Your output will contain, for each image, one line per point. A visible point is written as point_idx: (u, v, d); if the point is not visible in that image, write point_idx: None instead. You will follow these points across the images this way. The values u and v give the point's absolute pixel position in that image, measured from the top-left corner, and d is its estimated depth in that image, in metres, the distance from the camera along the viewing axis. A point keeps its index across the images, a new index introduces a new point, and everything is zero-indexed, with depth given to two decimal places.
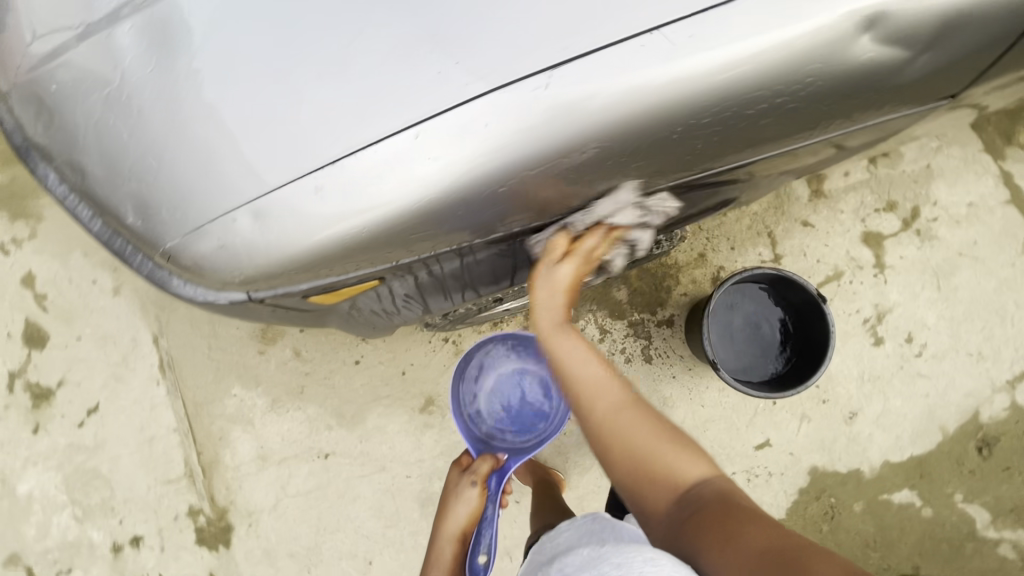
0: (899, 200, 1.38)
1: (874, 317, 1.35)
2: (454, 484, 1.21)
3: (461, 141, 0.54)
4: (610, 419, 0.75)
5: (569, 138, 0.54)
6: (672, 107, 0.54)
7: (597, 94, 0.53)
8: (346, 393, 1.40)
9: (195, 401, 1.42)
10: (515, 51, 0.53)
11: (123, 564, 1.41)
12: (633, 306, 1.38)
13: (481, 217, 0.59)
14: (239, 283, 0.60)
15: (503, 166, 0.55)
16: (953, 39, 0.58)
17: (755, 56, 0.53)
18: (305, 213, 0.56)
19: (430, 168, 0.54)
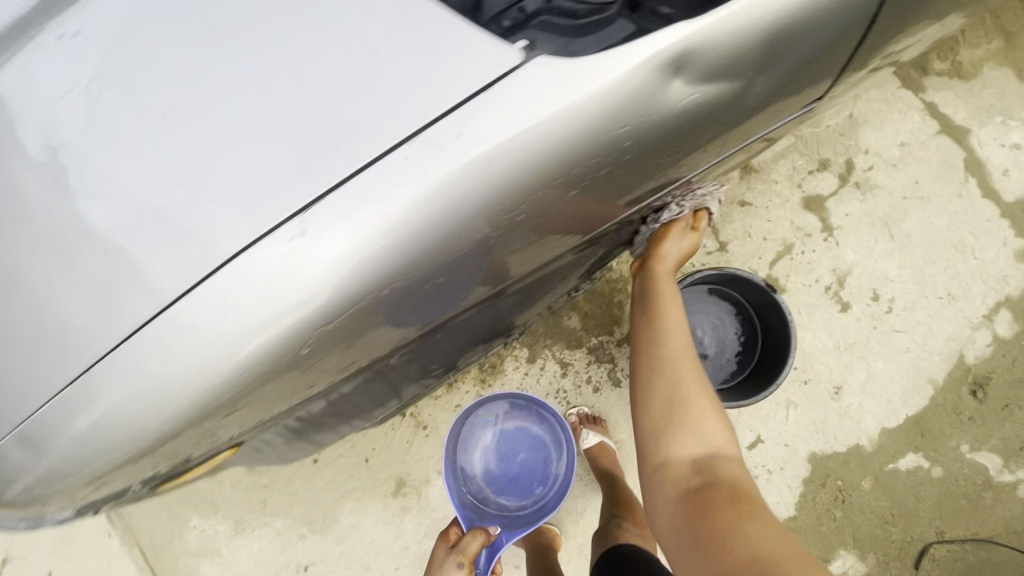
0: (831, 158, 1.32)
1: (835, 283, 1.29)
2: (436, 562, 1.05)
3: (244, 304, 0.47)
4: (669, 356, 0.86)
5: (359, 275, 0.48)
6: (477, 207, 0.49)
7: (370, 223, 0.46)
8: (312, 495, 1.30)
9: (153, 545, 1.31)
10: (250, 204, 0.47)
11: None
12: (590, 331, 1.30)
13: (292, 374, 0.52)
14: (61, 502, 0.55)
15: (303, 320, 0.48)
16: (764, 54, 0.54)
17: (550, 132, 0.48)
18: (93, 423, 0.49)
19: (215, 341, 0.47)
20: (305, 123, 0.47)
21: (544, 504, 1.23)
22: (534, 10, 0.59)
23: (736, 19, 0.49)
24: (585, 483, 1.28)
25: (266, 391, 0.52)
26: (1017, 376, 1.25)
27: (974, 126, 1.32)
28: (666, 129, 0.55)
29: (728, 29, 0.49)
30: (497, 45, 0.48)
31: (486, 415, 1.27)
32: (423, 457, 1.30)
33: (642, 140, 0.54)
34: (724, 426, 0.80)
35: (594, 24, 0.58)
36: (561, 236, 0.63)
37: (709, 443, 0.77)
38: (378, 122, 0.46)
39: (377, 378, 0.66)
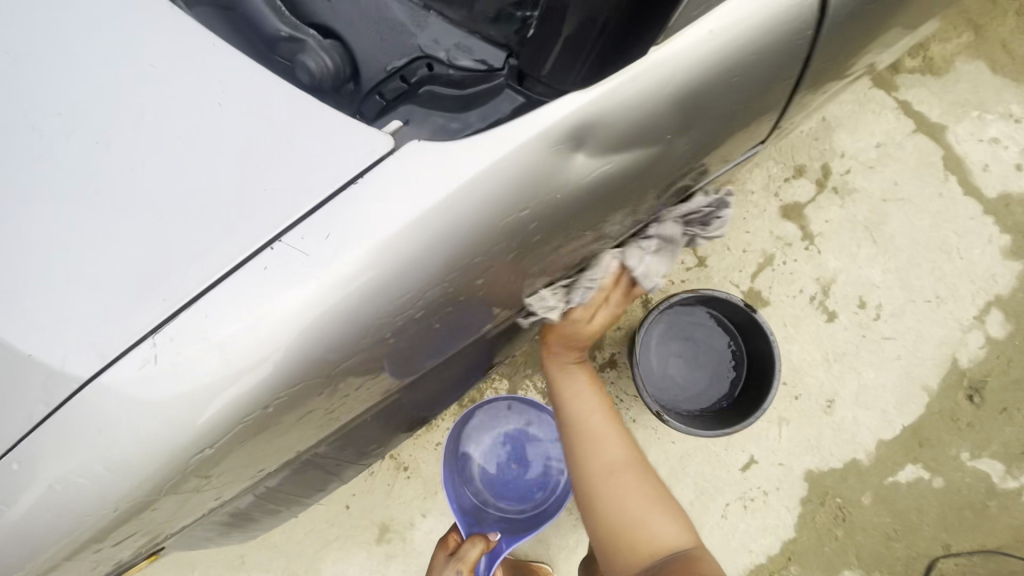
0: (806, 164, 1.29)
1: (820, 292, 1.25)
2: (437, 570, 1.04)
3: (116, 427, 0.43)
4: (594, 455, 0.81)
5: (246, 384, 0.45)
6: (374, 303, 0.47)
7: (237, 338, 0.44)
8: (292, 547, 1.25)
9: None
10: (113, 315, 0.44)
11: None
12: None
13: (181, 494, 0.49)
14: None
15: (186, 440, 0.45)
16: (667, 121, 0.54)
17: (444, 220, 0.47)
18: None
19: (85, 468, 0.43)
20: (157, 239, 0.45)
21: (543, 510, 1.21)
22: (416, 78, 0.60)
23: (630, 94, 0.50)
24: (575, 516, 1.23)
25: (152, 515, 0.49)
26: (1014, 377, 1.21)
27: (950, 123, 1.29)
28: (572, 204, 0.54)
29: (622, 103, 0.50)
30: (377, 137, 0.48)
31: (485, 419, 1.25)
32: (405, 500, 1.24)
33: (545, 218, 0.53)
34: (665, 500, 0.79)
35: (479, 90, 0.58)
36: (477, 317, 0.61)
37: (652, 532, 0.75)
38: (232, 231, 0.45)
39: (310, 468, 0.64)
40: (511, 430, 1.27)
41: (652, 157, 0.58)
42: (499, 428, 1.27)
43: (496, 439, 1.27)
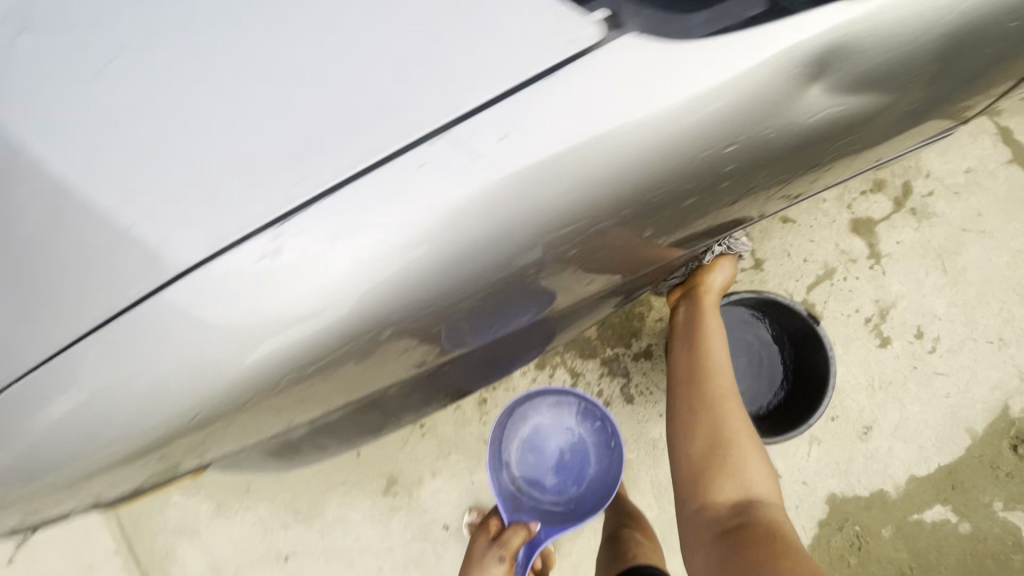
0: (886, 179, 1.22)
1: (877, 315, 1.19)
2: (477, 560, 0.97)
3: (257, 307, 0.41)
4: (714, 387, 0.91)
5: (396, 286, 0.42)
6: (549, 222, 0.44)
7: (400, 229, 0.41)
8: (299, 484, 1.24)
9: (131, 518, 1.26)
10: (269, 178, 0.41)
11: None
12: (605, 341, 1.22)
13: (260, 409, 0.48)
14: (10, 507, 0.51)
15: (318, 337, 0.43)
16: (921, 58, 0.48)
17: (648, 141, 0.43)
18: (52, 425, 0.44)
19: (212, 346, 0.41)
20: (320, 103, 0.41)
21: (582, 503, 1.15)
22: None
23: (898, 21, 0.44)
24: None
25: (237, 418, 0.48)
26: None
27: None
28: (780, 145, 0.50)
29: (882, 32, 0.44)
30: (581, 26, 0.41)
31: (526, 407, 1.17)
32: (417, 456, 1.23)
33: (745, 156, 0.50)
34: (760, 455, 0.88)
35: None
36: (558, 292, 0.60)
37: (739, 472, 0.85)
38: (393, 113, 0.41)
39: (374, 404, 0.64)
40: (547, 419, 1.21)
41: (874, 106, 0.52)
42: (537, 417, 1.20)
43: (532, 429, 1.20)
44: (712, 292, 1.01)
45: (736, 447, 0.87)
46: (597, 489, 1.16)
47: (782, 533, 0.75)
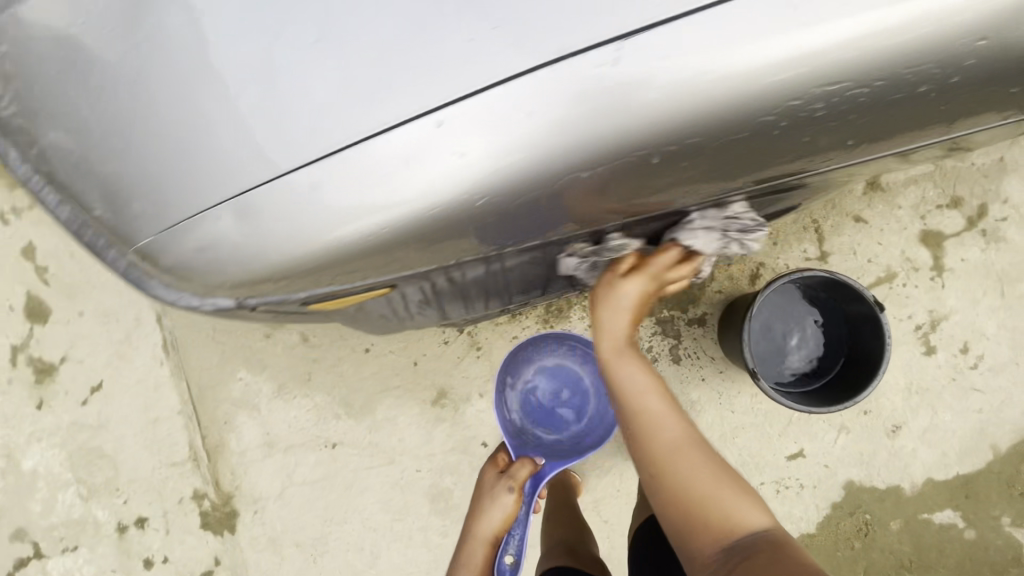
0: (964, 197, 1.25)
1: (928, 324, 1.24)
2: (488, 488, 1.10)
3: (507, 136, 0.50)
4: (670, 453, 0.75)
5: (623, 137, 0.51)
6: (776, 98, 0.51)
7: (647, 85, 0.49)
8: (355, 381, 1.34)
9: (198, 384, 1.37)
10: (532, 30, 0.48)
11: (129, 544, 1.38)
12: (664, 303, 1.29)
13: (464, 237, 0.57)
14: (223, 294, 0.57)
15: (548, 170, 0.51)
16: None
17: (891, 29, 0.50)
18: (302, 213, 0.52)
19: (462, 161, 0.50)
20: None
21: (581, 440, 1.22)
22: None
23: None
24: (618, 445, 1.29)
25: (495, 222, 0.55)
26: None
27: None
28: (1009, 65, 0.54)
29: None
30: None
31: (534, 350, 1.23)
32: (468, 376, 1.32)
33: (979, 68, 0.54)
34: (729, 476, 0.76)
35: None
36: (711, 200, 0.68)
37: (721, 518, 0.72)
38: None
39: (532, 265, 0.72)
40: (554, 363, 1.26)
41: None
42: (544, 360, 1.25)
43: (539, 370, 1.26)
44: (617, 329, 0.78)
45: (701, 493, 0.73)
46: (597, 428, 1.22)
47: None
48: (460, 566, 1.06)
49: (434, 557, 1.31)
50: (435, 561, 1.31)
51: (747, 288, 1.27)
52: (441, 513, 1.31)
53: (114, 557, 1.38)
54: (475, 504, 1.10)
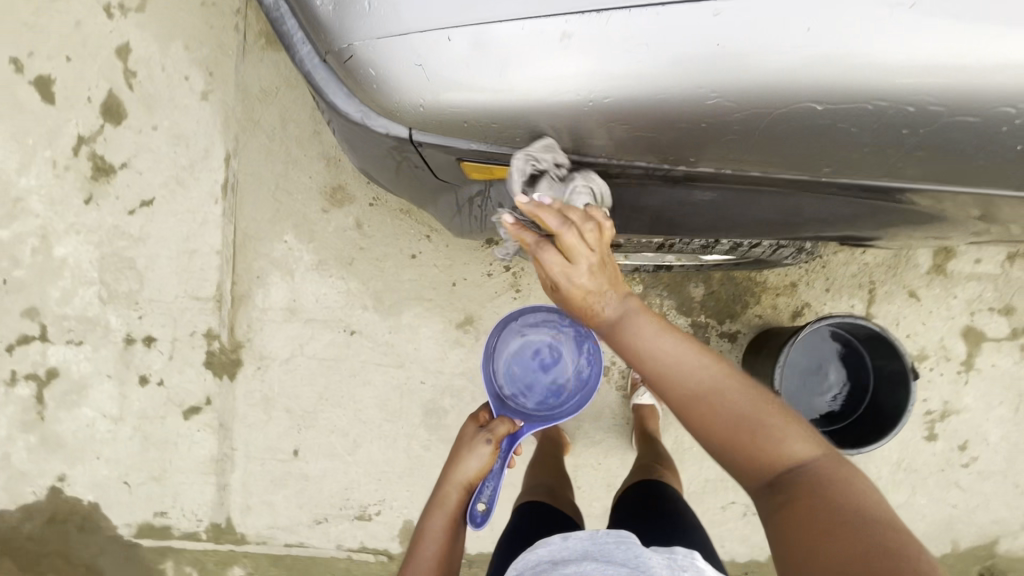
0: (1018, 308, 1.28)
1: (938, 412, 1.28)
2: (466, 438, 0.93)
3: (759, 47, 0.50)
4: (699, 398, 0.57)
5: (867, 81, 0.51)
6: (1013, 98, 0.52)
7: (905, 44, 0.50)
8: (392, 281, 1.37)
9: (244, 233, 1.39)
10: None
11: (131, 357, 1.41)
12: (703, 308, 1.32)
13: (666, 137, 0.56)
14: (409, 119, 0.57)
15: (782, 93, 0.51)
16: None
17: None
18: (535, 56, 0.52)
19: (708, 54, 0.51)
20: None
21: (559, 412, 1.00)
22: None
23: None
24: (615, 423, 1.33)
25: (700, 135, 0.56)
26: None
27: None
28: None
29: None
30: None
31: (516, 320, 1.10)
32: (499, 312, 1.35)
33: None
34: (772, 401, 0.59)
35: None
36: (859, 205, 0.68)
37: (760, 454, 0.57)
38: None
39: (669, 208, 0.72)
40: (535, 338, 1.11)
41: None
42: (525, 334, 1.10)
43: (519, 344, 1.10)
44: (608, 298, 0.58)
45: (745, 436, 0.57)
46: (579, 397, 1.03)
47: (859, 533, 0.50)
48: (426, 514, 0.87)
49: (412, 464, 1.36)
50: (411, 469, 1.36)
51: (786, 322, 1.31)
52: (431, 429, 1.35)
53: (113, 363, 1.41)
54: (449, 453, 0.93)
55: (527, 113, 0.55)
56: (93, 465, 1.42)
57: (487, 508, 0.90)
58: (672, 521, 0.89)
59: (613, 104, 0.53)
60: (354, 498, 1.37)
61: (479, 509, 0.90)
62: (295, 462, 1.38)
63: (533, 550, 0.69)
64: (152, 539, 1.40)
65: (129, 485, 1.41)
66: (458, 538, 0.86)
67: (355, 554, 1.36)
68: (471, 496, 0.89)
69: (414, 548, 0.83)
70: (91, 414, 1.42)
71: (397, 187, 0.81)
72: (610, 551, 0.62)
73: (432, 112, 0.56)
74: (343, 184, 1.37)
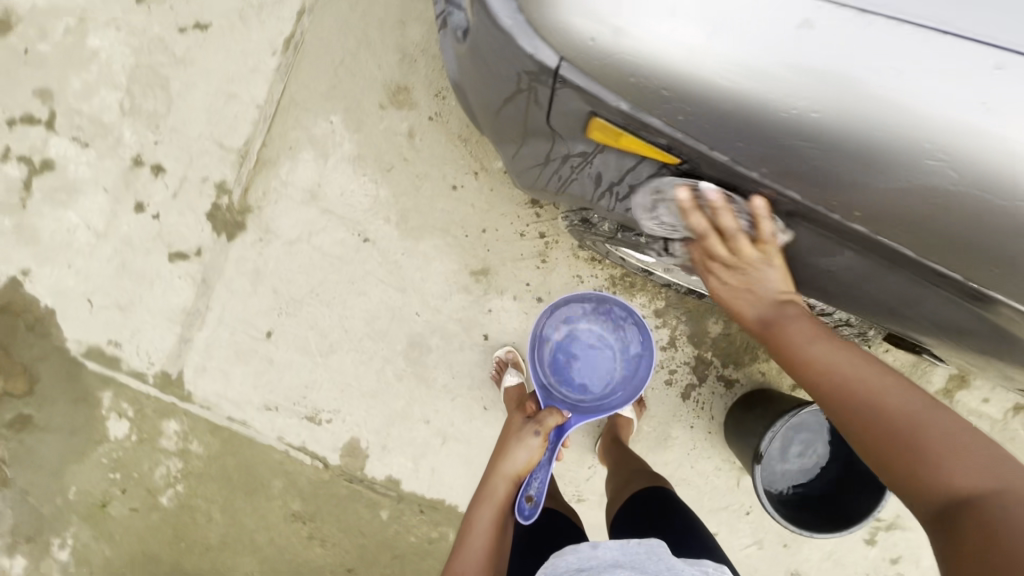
0: None
1: (885, 522, 1.30)
2: (514, 432, 1.08)
3: (999, 118, 0.46)
4: (871, 403, 0.60)
5: None
6: None
7: None
8: (423, 204, 1.30)
9: (291, 98, 1.29)
10: None
11: (134, 180, 1.33)
12: (713, 346, 1.29)
13: (847, 172, 0.51)
14: (583, 45, 0.50)
15: (1000, 175, 0.47)
16: None
17: None
18: (766, 31, 0.46)
19: (943, 103, 0.46)
20: None
21: (606, 401, 1.24)
22: None
23: None
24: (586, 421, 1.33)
25: (867, 183, 0.51)
26: None
27: None
28: None
29: None
30: None
31: (565, 309, 1.25)
32: (517, 275, 1.29)
33: None
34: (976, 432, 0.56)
35: None
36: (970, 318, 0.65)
37: (927, 477, 0.54)
38: None
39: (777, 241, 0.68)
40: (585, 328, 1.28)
41: None
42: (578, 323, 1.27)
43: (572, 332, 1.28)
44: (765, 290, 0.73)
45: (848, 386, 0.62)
46: (625, 390, 1.23)
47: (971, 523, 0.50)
48: (478, 503, 0.98)
49: (376, 388, 1.32)
50: (374, 392, 1.32)
51: (785, 388, 1.29)
52: (408, 362, 1.32)
53: (113, 179, 1.33)
54: (498, 448, 1.07)
55: (708, 92, 0.49)
56: (61, 272, 1.35)
57: (534, 500, 1.03)
58: (686, 531, 0.90)
59: (816, 121, 0.48)
60: (309, 399, 1.33)
61: (527, 502, 1.02)
62: (264, 344, 1.33)
63: (563, 556, 0.76)
64: (98, 365, 1.36)
65: (91, 305, 1.35)
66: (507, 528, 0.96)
67: (293, 451, 1.34)
68: (520, 487, 1.02)
69: (464, 538, 0.93)
70: (75, 221, 1.34)
71: (488, 115, 0.74)
72: (642, 562, 0.71)
73: (605, 53, 0.49)
74: (408, 87, 1.28)
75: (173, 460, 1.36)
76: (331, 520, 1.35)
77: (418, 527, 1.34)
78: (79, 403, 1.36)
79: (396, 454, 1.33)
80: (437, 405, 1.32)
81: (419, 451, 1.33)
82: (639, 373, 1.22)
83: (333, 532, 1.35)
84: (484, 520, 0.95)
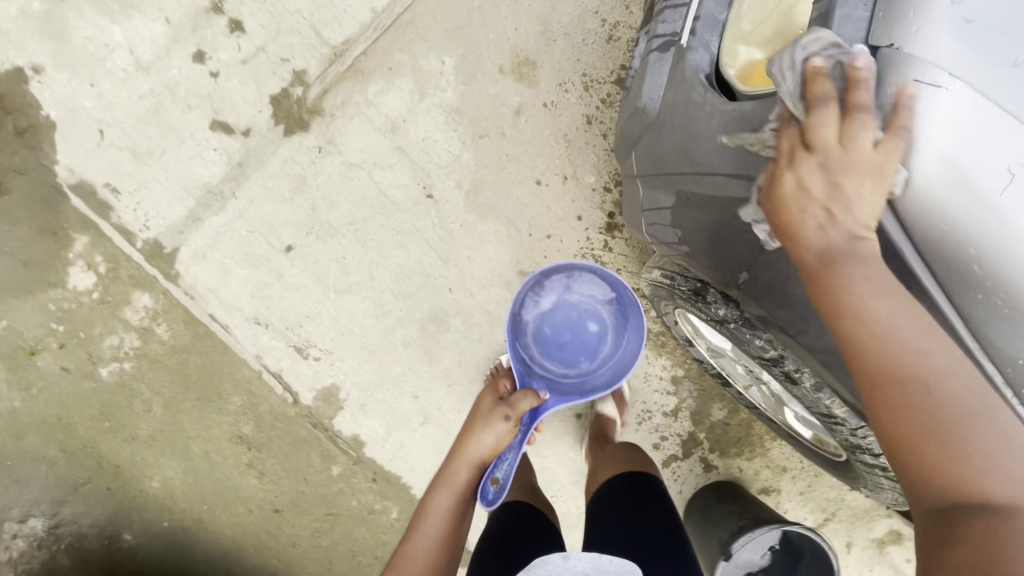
0: None
1: None
2: (485, 413, 0.96)
3: None
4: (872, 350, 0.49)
5: None
6: None
7: None
8: (501, 185, 1.22)
9: (412, 17, 1.18)
10: None
11: (205, 26, 1.16)
12: (708, 430, 1.32)
13: None
14: (937, 195, 0.47)
15: None
16: None
17: None
18: None
19: None
20: None
21: (593, 378, 1.06)
22: None
23: None
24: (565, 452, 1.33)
25: None
26: None
27: None
28: None
29: None
30: None
31: (554, 276, 1.06)
32: None
33: None
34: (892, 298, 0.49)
35: None
36: None
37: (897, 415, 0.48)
38: None
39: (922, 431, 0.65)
40: (572, 293, 1.07)
41: None
42: (566, 292, 1.08)
43: (556, 304, 1.09)
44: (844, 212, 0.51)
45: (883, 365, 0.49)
46: (612, 370, 1.05)
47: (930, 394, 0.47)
48: (436, 487, 0.90)
49: (379, 344, 1.25)
50: (375, 348, 1.25)
51: (752, 489, 1.35)
52: (422, 331, 1.25)
53: (181, 14, 1.16)
54: (469, 427, 0.96)
55: None
56: (79, 87, 1.17)
57: (499, 484, 0.91)
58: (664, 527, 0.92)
59: None
60: (304, 329, 1.23)
61: (492, 485, 0.91)
62: (279, 257, 1.21)
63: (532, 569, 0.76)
64: (83, 204, 1.19)
65: (100, 137, 1.18)
66: (463, 518, 0.88)
67: (265, 374, 1.24)
68: (485, 471, 0.92)
69: (416, 525, 0.86)
70: (117, 39, 1.16)
71: (678, 173, 0.69)
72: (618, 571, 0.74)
73: (971, 241, 0.47)
74: (536, 63, 1.20)
75: (130, 335, 1.22)
76: (278, 457, 1.27)
77: (364, 494, 1.29)
78: (45, 237, 1.19)
79: (371, 416, 1.26)
80: (431, 384, 1.26)
81: (395, 423, 1.27)
82: (626, 352, 1.04)
83: (274, 468, 1.27)
84: (441, 504, 0.87)
